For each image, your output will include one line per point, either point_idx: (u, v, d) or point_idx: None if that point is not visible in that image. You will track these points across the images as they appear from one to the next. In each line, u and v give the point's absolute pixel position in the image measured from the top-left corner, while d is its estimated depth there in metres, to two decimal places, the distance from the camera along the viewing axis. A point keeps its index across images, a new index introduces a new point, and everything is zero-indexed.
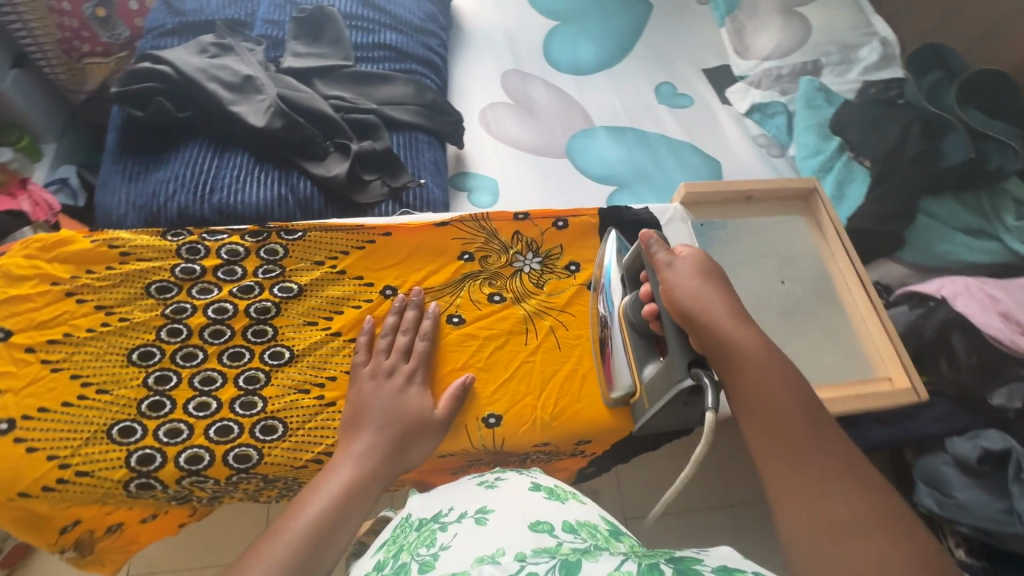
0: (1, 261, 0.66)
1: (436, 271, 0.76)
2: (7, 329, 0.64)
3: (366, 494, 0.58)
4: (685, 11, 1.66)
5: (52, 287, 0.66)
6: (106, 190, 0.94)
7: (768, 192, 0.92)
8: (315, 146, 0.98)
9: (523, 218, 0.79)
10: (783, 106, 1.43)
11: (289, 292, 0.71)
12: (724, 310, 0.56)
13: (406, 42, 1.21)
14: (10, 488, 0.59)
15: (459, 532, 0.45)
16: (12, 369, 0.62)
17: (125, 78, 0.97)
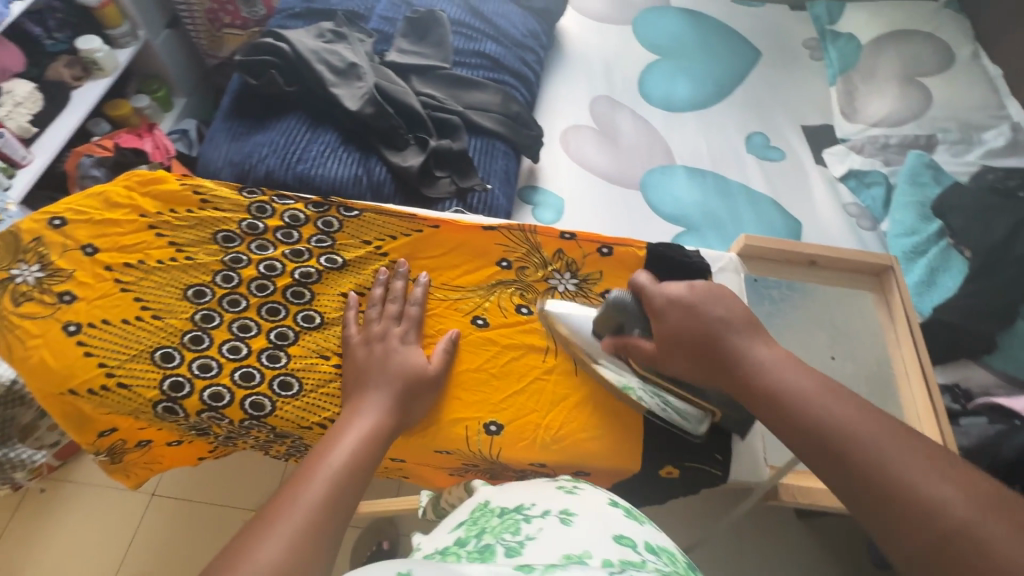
0: (106, 187, 0.75)
1: (473, 271, 0.77)
2: (96, 246, 0.72)
3: (376, 450, 0.60)
4: (795, 64, 1.60)
5: (139, 218, 0.74)
6: (211, 144, 1.05)
7: (836, 261, 0.85)
8: (394, 136, 1.04)
9: (568, 238, 0.78)
10: (882, 177, 1.36)
11: (334, 264, 0.75)
12: (717, 330, 0.61)
13: (504, 54, 1.25)
14: (63, 383, 0.66)
15: (543, 528, 0.47)
16: (90, 281, 0.70)
17: (249, 49, 1.08)
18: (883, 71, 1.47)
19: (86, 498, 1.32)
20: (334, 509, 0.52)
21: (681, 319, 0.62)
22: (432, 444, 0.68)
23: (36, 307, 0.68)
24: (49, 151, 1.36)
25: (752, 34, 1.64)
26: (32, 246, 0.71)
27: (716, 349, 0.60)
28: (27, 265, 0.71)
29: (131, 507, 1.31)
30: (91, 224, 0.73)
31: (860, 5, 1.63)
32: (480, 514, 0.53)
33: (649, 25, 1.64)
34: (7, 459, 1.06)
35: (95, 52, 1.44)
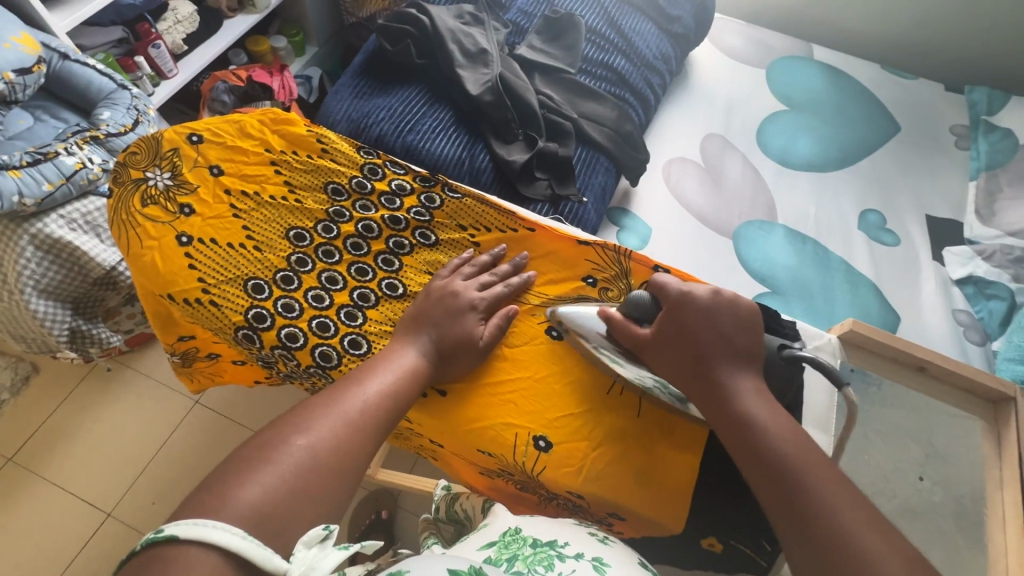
0: (243, 117, 0.79)
1: (558, 281, 0.76)
2: (221, 168, 0.77)
3: (412, 389, 0.64)
4: (935, 149, 1.47)
5: (264, 153, 0.78)
6: (335, 96, 1.09)
7: (952, 374, 0.77)
8: (505, 129, 1.04)
9: (661, 272, 0.73)
10: (1007, 292, 1.22)
11: (427, 240, 0.76)
12: (719, 347, 0.62)
13: (631, 72, 1.23)
14: (166, 287, 0.71)
15: (576, 571, 0.52)
16: (209, 200, 0.75)
17: (392, 15, 1.11)
18: None
19: (139, 387, 1.43)
20: (366, 427, 0.58)
21: (688, 316, 0.64)
22: (475, 443, 0.69)
23: (157, 212, 0.74)
24: (192, 69, 1.48)
25: (895, 106, 1.53)
26: (168, 154, 0.77)
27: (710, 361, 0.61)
28: (160, 171, 0.76)
29: (174, 406, 1.41)
30: (222, 147, 0.78)
31: None
32: (512, 539, 0.58)
33: (784, 74, 1.56)
34: (88, 334, 1.16)
35: None
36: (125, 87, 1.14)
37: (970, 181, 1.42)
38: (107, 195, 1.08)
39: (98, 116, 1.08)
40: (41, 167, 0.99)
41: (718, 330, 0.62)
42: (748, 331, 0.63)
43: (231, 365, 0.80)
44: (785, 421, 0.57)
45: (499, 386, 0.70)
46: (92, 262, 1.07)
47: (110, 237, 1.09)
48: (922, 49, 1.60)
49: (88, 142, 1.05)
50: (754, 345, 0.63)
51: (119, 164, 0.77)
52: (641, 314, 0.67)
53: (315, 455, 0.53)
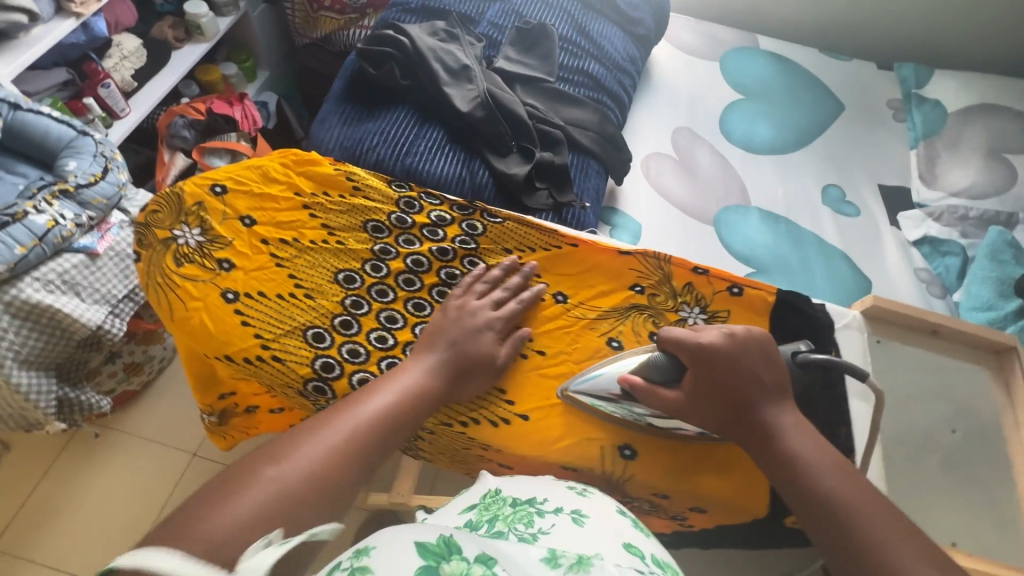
0: (265, 163, 0.78)
1: (609, 292, 0.77)
2: (253, 219, 0.75)
3: (421, 410, 0.64)
4: (876, 123, 1.61)
5: (295, 197, 0.77)
6: (322, 125, 1.07)
7: (961, 333, 0.81)
8: (500, 143, 1.06)
9: (700, 272, 0.76)
10: (959, 248, 1.36)
11: (477, 267, 0.76)
12: (752, 388, 0.64)
13: (605, 76, 1.27)
14: (220, 348, 0.69)
15: (556, 524, 0.52)
16: (248, 252, 0.73)
17: (370, 38, 1.10)
18: (969, 142, 1.48)
19: (130, 449, 1.34)
20: (370, 453, 0.58)
21: (711, 376, 0.64)
22: (558, 459, 0.70)
23: (196, 271, 0.72)
24: (145, 106, 1.40)
25: (837, 87, 1.65)
26: (194, 209, 0.75)
27: (746, 405, 0.63)
28: (188, 228, 0.74)
29: (171, 462, 1.33)
30: (249, 197, 0.76)
31: (950, 73, 1.63)
32: (491, 501, 0.58)
33: (736, 64, 1.66)
34: (77, 402, 1.09)
35: (200, 17, 1.49)
36: (87, 134, 1.07)
37: (910, 149, 1.56)
38: (83, 249, 1.02)
39: (64, 167, 1.02)
40: (11, 230, 0.92)
41: (742, 373, 0.64)
42: (770, 367, 0.65)
43: (272, 414, 0.78)
44: (821, 447, 0.61)
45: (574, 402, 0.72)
46: (75, 322, 1.00)
47: (91, 295, 1.03)
48: (852, 32, 1.73)
49: (57, 197, 0.99)
50: (779, 375, 0.65)
51: (140, 226, 0.74)
52: (663, 374, 0.68)
53: (309, 479, 0.52)
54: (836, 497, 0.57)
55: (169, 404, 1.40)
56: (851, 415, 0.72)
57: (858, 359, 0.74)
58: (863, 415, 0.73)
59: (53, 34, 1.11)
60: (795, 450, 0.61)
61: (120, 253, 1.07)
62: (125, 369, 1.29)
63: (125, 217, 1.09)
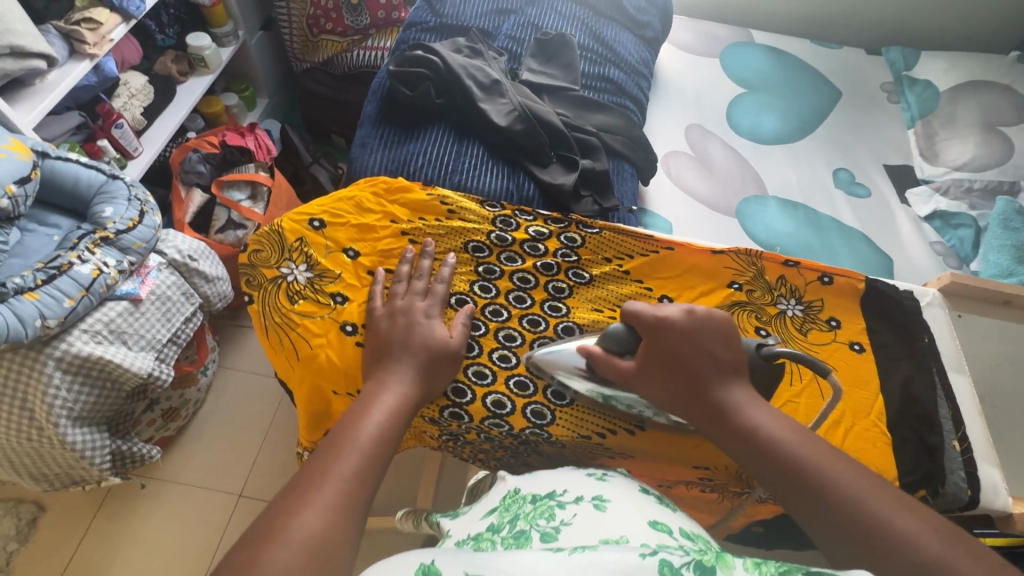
0: (357, 193, 0.78)
1: (709, 292, 0.77)
2: (357, 250, 0.75)
3: (404, 417, 0.61)
4: (873, 106, 1.67)
5: (393, 224, 0.76)
6: (364, 150, 1.06)
7: None
8: (541, 154, 1.06)
9: (792, 265, 0.78)
10: (970, 219, 1.42)
11: (581, 278, 0.77)
12: (706, 363, 0.62)
13: (625, 80, 1.30)
14: (350, 383, 0.68)
15: (577, 514, 0.55)
16: (357, 284, 0.73)
17: (404, 60, 1.10)
18: (964, 117, 1.56)
19: (176, 497, 1.29)
20: (368, 475, 0.53)
21: (669, 350, 0.63)
22: (692, 459, 0.70)
23: (310, 307, 0.70)
24: (157, 144, 1.37)
25: (832, 75, 1.71)
26: (296, 245, 0.74)
27: (700, 378, 0.62)
28: (294, 265, 0.73)
29: (219, 507, 1.28)
30: (349, 228, 0.76)
31: (936, 54, 1.71)
32: (511, 501, 0.60)
33: (734, 59, 1.71)
34: (130, 453, 1.07)
35: (204, 49, 1.46)
36: (117, 177, 1.04)
37: (908, 129, 1.63)
38: (126, 296, 0.99)
39: (100, 214, 0.99)
40: (58, 282, 0.89)
41: (699, 350, 0.62)
42: (726, 345, 0.63)
43: None
44: (778, 418, 0.59)
45: None
46: (124, 371, 0.97)
47: (138, 343, 1.00)
48: (840, 21, 1.81)
49: (99, 245, 0.95)
50: (737, 354, 0.64)
51: (245, 267, 0.73)
52: (621, 346, 0.66)
53: (326, 526, 0.47)
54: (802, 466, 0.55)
55: (212, 446, 1.36)
56: (956, 389, 0.72)
57: (946, 333, 0.77)
58: (963, 387, 0.73)
59: (69, 78, 1.08)
60: (755, 422, 0.59)
61: (160, 296, 1.05)
62: (163, 416, 1.25)
63: (162, 259, 1.07)
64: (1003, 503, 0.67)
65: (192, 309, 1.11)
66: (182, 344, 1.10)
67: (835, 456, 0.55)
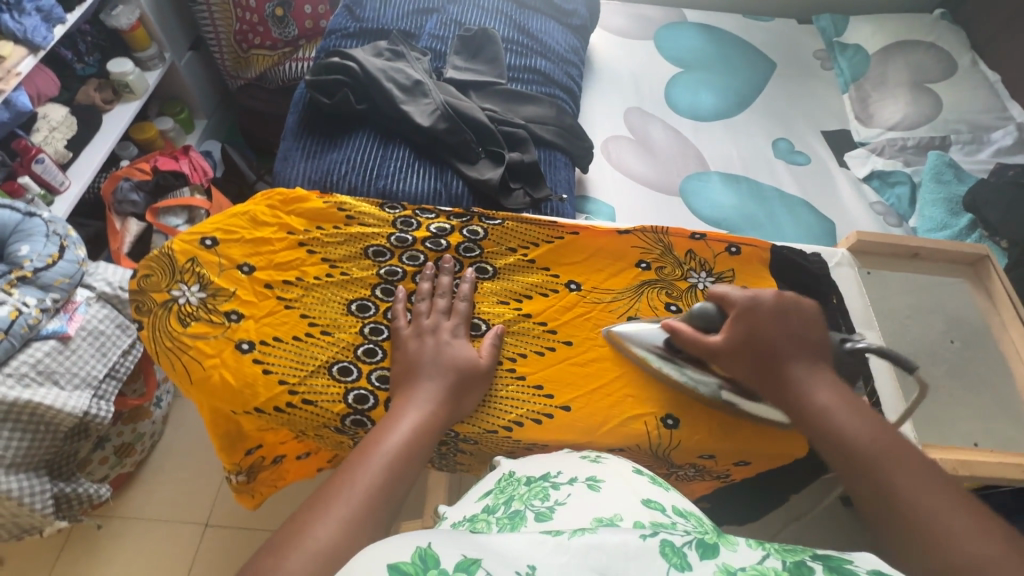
0: (251, 207, 0.76)
1: (616, 274, 0.78)
2: (252, 265, 0.73)
3: (432, 435, 0.61)
4: (808, 74, 1.69)
5: (289, 236, 0.75)
6: (286, 162, 1.05)
7: (938, 252, 0.87)
8: (467, 150, 1.05)
9: (698, 238, 0.79)
10: (906, 176, 1.44)
11: (485, 272, 0.76)
12: (793, 347, 0.65)
13: (553, 70, 1.29)
14: (249, 401, 0.67)
15: (572, 493, 0.52)
16: (254, 299, 0.71)
17: (319, 68, 1.09)
18: (894, 78, 1.58)
19: (137, 533, 1.25)
20: (391, 489, 0.55)
21: (757, 329, 0.66)
22: (609, 443, 0.69)
23: (203, 328, 0.69)
24: (85, 177, 1.33)
25: (766, 47, 1.73)
26: (187, 266, 0.72)
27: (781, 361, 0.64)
28: (186, 286, 0.71)
29: (184, 537, 1.25)
30: (242, 244, 0.74)
31: (865, 18, 1.73)
32: (507, 483, 0.58)
33: (668, 40, 1.72)
34: (74, 495, 1.05)
35: (127, 75, 1.43)
36: (34, 214, 1.03)
37: (843, 94, 1.65)
38: (53, 335, 0.97)
39: (16, 254, 0.97)
40: None
41: (786, 332, 0.66)
42: (812, 326, 0.67)
43: (298, 461, 0.76)
44: (851, 405, 0.62)
45: (611, 384, 0.71)
46: (57, 413, 0.94)
47: (71, 382, 0.97)
48: None
49: (17, 285, 0.95)
50: (816, 344, 0.67)
51: (135, 293, 0.71)
52: (704, 321, 0.68)
53: (341, 537, 0.49)
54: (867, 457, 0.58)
55: (174, 478, 1.32)
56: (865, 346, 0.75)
57: (855, 292, 0.79)
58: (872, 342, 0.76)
59: None
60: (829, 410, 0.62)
61: (92, 331, 1.02)
62: (116, 452, 1.22)
63: (91, 293, 1.04)
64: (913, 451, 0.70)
65: (130, 340, 1.06)
66: (122, 378, 1.05)
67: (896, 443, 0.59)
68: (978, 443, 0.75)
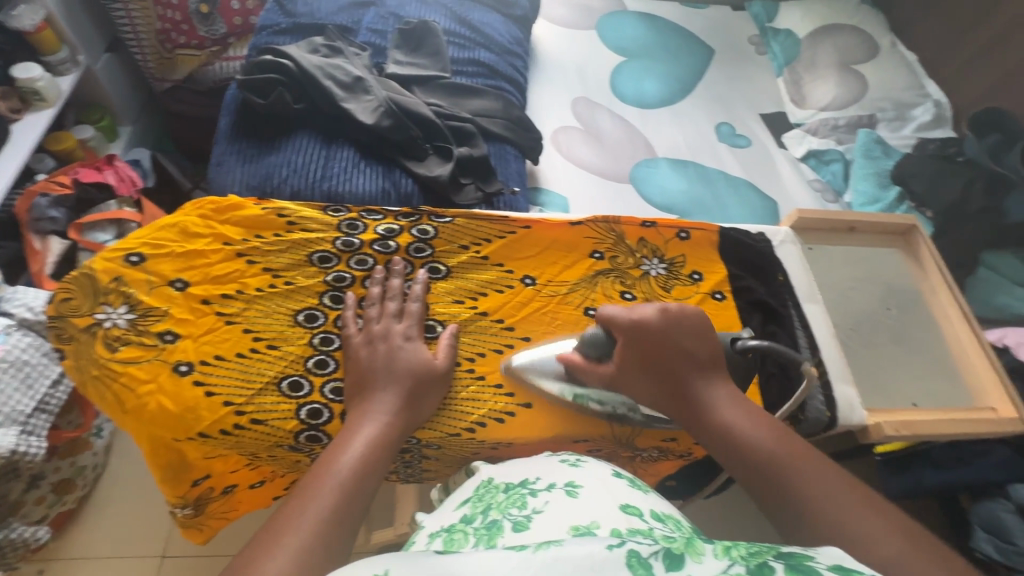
0: (180, 219, 0.71)
1: (570, 266, 0.78)
2: (185, 280, 0.68)
3: (389, 449, 0.58)
4: (744, 60, 1.75)
5: (225, 246, 0.71)
6: (220, 168, 1.00)
7: (871, 225, 0.92)
8: (413, 147, 1.03)
9: (649, 225, 0.80)
10: (839, 154, 1.50)
11: (438, 272, 0.74)
12: (686, 362, 0.62)
13: (497, 62, 1.27)
14: (192, 426, 0.63)
15: (550, 501, 0.51)
16: (190, 317, 0.67)
17: (250, 67, 1.03)
18: (823, 60, 1.65)
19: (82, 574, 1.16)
20: (349, 512, 0.51)
21: (641, 349, 0.63)
22: (573, 434, 0.69)
23: (135, 352, 0.64)
24: None
25: (704, 34, 1.78)
26: (112, 286, 0.67)
27: (677, 377, 0.62)
28: (112, 308, 0.66)
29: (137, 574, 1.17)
30: (173, 259, 0.69)
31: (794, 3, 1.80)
32: (484, 491, 0.56)
33: (609, 29, 1.73)
34: None
35: (36, 81, 1.32)
36: None
37: (778, 77, 1.71)
38: None
39: None
40: None
41: (670, 347, 0.63)
42: (705, 336, 0.64)
43: (254, 485, 0.72)
44: (753, 417, 0.59)
45: None
46: None
47: None
48: None
49: None
50: (714, 353, 0.64)
51: (54, 319, 0.65)
52: (598, 349, 0.66)
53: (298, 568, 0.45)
54: (765, 468, 0.55)
55: (122, 511, 1.24)
56: (813, 320, 0.78)
57: (799, 266, 0.83)
58: (818, 314, 0.79)
59: None
60: (734, 426, 0.59)
61: (14, 363, 0.94)
62: (55, 491, 1.13)
63: (10, 321, 0.96)
64: (859, 416, 0.74)
65: (59, 369, 0.98)
66: (54, 411, 0.97)
67: (804, 450, 0.56)
68: (917, 402, 0.80)
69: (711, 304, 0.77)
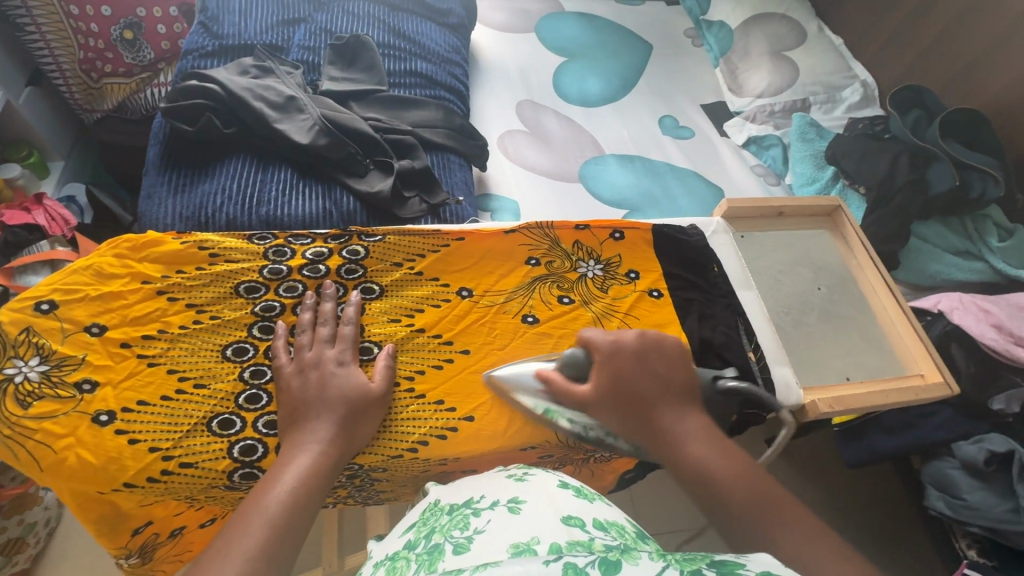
0: (93, 260, 0.69)
1: (507, 274, 0.78)
2: (102, 324, 0.66)
3: (324, 478, 0.58)
4: (682, 53, 1.79)
5: (144, 285, 0.68)
6: (150, 200, 0.96)
7: (798, 208, 0.96)
8: (351, 164, 1.01)
9: (583, 228, 0.82)
10: (777, 138, 1.55)
11: (371, 292, 0.73)
12: (652, 392, 0.65)
13: (435, 71, 1.27)
14: (118, 476, 0.61)
15: (492, 519, 0.51)
16: (110, 363, 0.64)
17: (174, 93, 1.00)
18: (756, 48, 1.69)
19: None
20: (274, 553, 0.52)
21: (620, 371, 0.65)
22: (519, 442, 0.69)
23: (51, 405, 0.62)
24: None
25: (642, 30, 1.81)
26: (22, 338, 0.64)
27: (643, 409, 0.64)
28: (23, 362, 0.63)
29: None
30: (88, 303, 0.66)
31: None
32: (430, 515, 0.56)
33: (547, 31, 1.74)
34: None
35: None
36: None
37: (715, 68, 1.76)
38: None
39: None
40: None
41: (649, 374, 0.65)
42: (676, 366, 0.68)
43: (203, 527, 0.70)
44: (722, 451, 0.61)
45: None
46: None
47: None
48: None
49: None
50: (689, 381, 0.67)
51: None
52: (576, 370, 0.67)
53: None
54: (736, 498, 0.58)
55: (81, 566, 1.18)
56: (747, 306, 0.81)
57: (732, 254, 0.86)
58: (752, 300, 0.82)
59: None
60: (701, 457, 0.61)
61: None
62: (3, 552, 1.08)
63: None
64: (796, 396, 0.77)
65: None
66: None
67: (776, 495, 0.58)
68: (850, 375, 0.83)
69: (648, 301, 0.79)
